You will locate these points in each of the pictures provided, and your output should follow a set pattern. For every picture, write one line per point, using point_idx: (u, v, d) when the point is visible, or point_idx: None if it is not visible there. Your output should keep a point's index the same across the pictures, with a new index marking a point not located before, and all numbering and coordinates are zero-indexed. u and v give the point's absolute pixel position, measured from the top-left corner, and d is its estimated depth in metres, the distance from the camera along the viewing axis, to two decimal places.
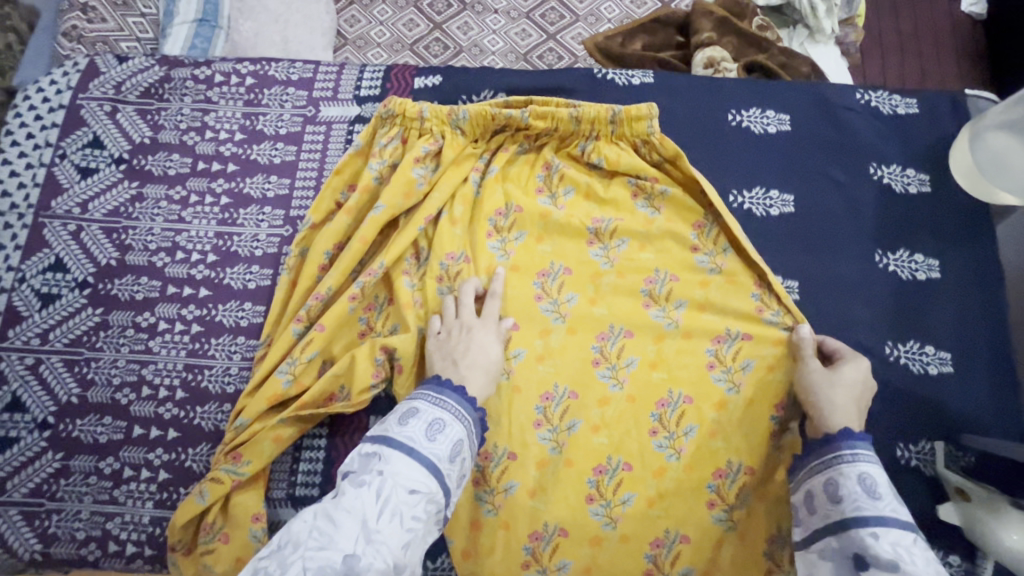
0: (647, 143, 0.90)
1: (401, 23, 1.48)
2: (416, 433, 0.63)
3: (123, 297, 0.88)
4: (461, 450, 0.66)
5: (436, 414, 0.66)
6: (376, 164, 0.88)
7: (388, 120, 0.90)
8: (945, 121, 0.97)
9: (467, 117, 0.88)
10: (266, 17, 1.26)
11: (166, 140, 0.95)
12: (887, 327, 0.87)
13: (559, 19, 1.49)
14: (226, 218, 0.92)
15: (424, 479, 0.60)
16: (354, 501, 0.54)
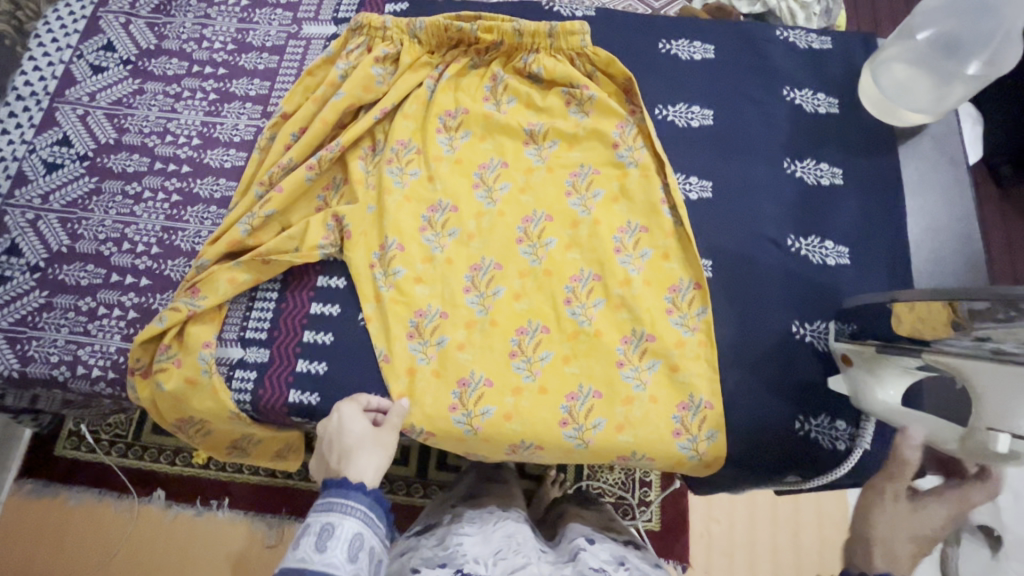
0: (581, 56, 1.03)
1: None
2: (305, 553, 0.63)
3: (117, 169, 1.01)
4: (364, 542, 0.67)
5: (335, 517, 0.66)
6: (342, 65, 1.01)
7: (356, 31, 1.04)
8: (858, 56, 1.08)
9: (424, 26, 1.02)
10: None
11: (168, 47, 1.10)
12: (790, 223, 0.96)
13: None
14: (212, 110, 1.05)
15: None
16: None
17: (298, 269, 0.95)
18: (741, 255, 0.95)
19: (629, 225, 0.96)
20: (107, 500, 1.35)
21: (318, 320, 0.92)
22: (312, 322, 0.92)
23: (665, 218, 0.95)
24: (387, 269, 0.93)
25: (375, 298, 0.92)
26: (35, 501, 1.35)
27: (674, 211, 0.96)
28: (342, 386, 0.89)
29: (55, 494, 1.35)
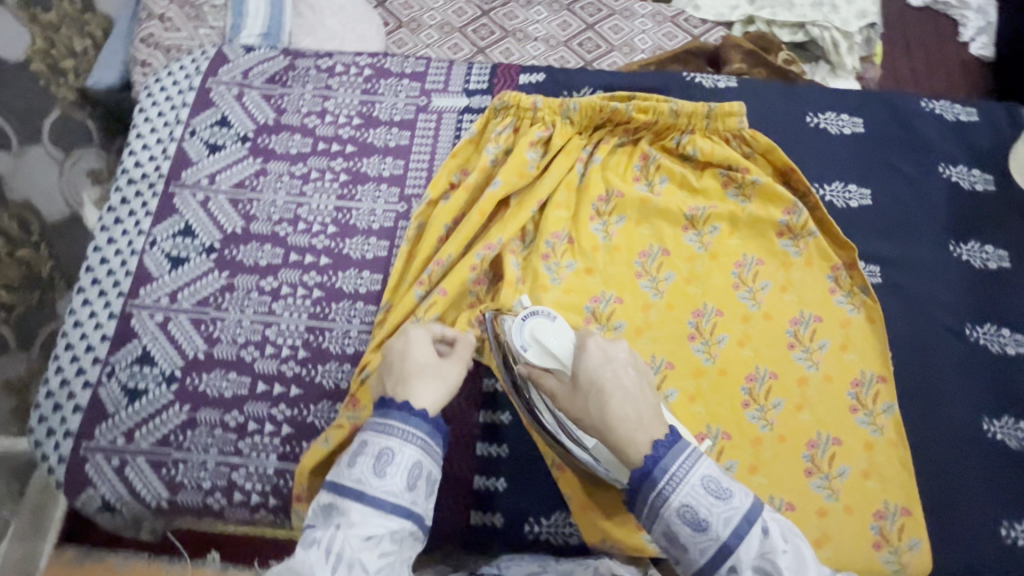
0: (737, 138, 0.99)
1: (446, 46, 1.54)
2: (364, 475, 0.60)
3: (248, 262, 0.93)
4: (422, 472, 0.63)
5: (394, 443, 0.62)
6: (492, 149, 0.96)
7: (501, 110, 0.99)
8: (1005, 129, 1.06)
9: (578, 107, 0.98)
10: (324, 35, 1.35)
11: (289, 122, 1.02)
12: (965, 310, 0.94)
13: (596, 48, 1.51)
14: (345, 194, 0.98)
15: (381, 523, 0.58)
16: (303, 565, 0.54)
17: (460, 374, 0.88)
18: (919, 346, 0.92)
19: (803, 316, 0.92)
20: (158, 564, 1.13)
21: (489, 428, 0.86)
22: (483, 432, 0.86)
23: (843, 310, 0.92)
24: None
25: None
26: (77, 568, 1.12)
27: (847, 300, 0.93)
28: (522, 504, 0.82)
29: (99, 560, 1.13)
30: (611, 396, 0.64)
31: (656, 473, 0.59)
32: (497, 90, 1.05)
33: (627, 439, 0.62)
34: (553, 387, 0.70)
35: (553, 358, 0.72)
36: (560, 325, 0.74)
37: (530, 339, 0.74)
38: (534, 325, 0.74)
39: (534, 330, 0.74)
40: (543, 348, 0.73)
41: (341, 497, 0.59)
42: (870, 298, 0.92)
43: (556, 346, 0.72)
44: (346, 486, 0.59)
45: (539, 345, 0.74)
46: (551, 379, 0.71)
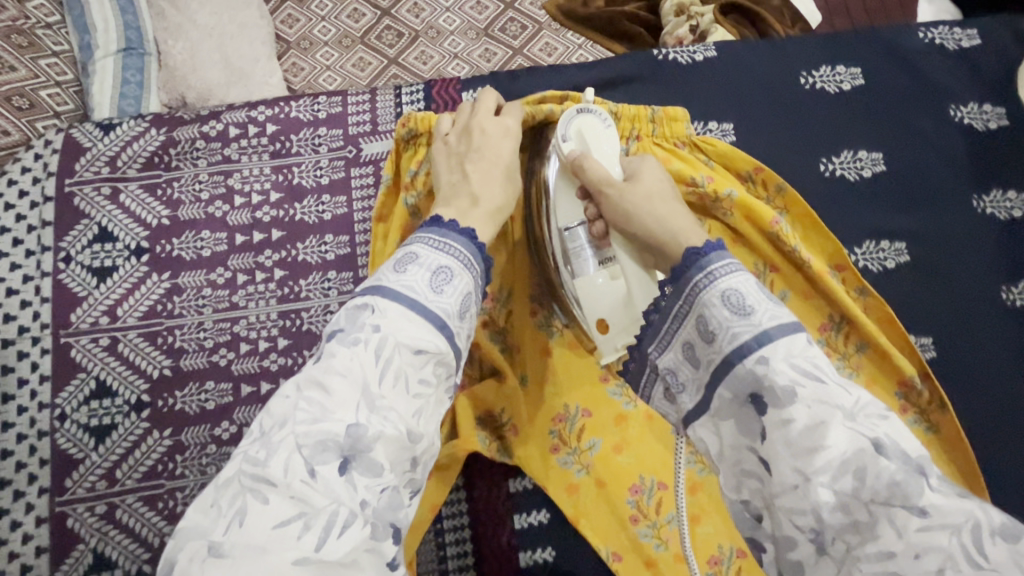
0: (688, 144, 0.84)
1: (345, 15, 1.36)
2: (418, 282, 0.51)
3: (191, 410, 0.76)
4: (473, 305, 0.55)
5: (449, 266, 0.54)
6: (412, 197, 0.78)
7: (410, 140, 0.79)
8: (1011, 47, 0.94)
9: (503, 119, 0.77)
10: (198, 34, 1.21)
11: (189, 217, 0.80)
12: (1002, 273, 0.85)
13: (521, 30, 1.36)
14: (287, 294, 0.80)
15: (432, 338, 0.49)
16: (348, 362, 0.46)
17: (480, 479, 0.78)
18: (961, 322, 0.84)
19: (832, 320, 0.82)
20: None
21: (527, 533, 0.76)
22: (521, 539, 0.76)
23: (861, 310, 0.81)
24: (580, 445, 0.78)
25: (575, 485, 0.77)
26: None
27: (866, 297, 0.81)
28: None
29: None
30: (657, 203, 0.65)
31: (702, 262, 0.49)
32: None
33: (667, 240, 0.62)
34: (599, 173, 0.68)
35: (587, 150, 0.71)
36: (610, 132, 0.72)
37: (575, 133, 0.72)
38: (584, 122, 0.72)
39: (580, 125, 0.72)
40: (583, 142, 0.71)
41: (384, 293, 0.50)
42: (871, 299, 0.81)
43: (599, 143, 0.71)
44: (394, 291, 0.50)
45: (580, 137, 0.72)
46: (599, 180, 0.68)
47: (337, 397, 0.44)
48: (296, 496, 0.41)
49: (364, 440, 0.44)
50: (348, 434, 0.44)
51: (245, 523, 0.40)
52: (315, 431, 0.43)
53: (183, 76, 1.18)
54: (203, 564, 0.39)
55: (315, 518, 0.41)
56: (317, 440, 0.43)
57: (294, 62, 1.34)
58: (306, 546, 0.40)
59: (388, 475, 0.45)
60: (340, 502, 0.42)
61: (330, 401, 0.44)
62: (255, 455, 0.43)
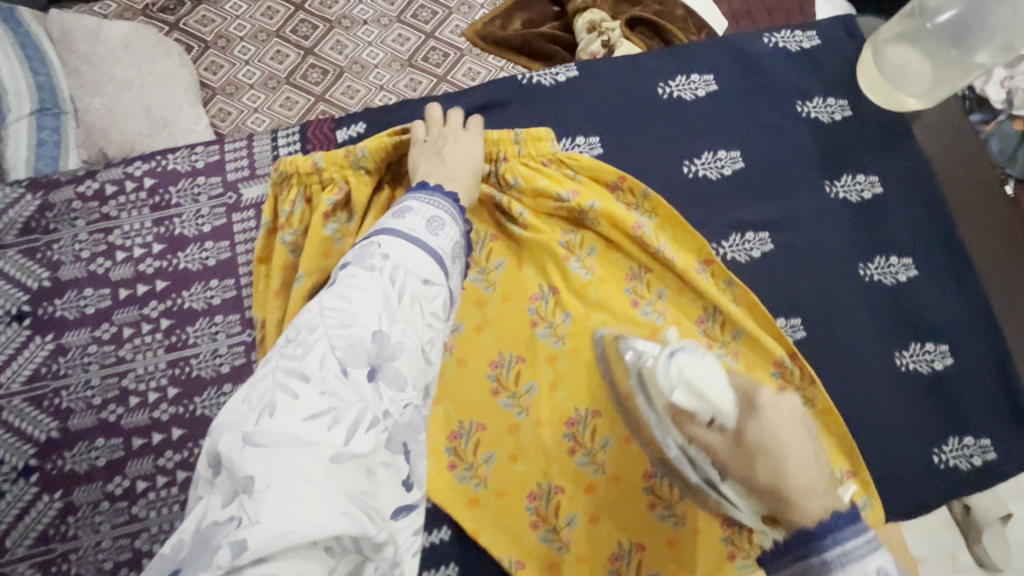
0: (555, 161, 0.89)
1: (269, 57, 1.39)
2: (418, 224, 0.63)
3: (82, 470, 0.76)
4: (461, 252, 0.67)
5: (441, 214, 0.67)
6: (289, 236, 0.83)
7: (284, 184, 0.84)
8: (846, 43, 1.03)
9: (367, 152, 0.83)
10: (116, 88, 1.23)
11: (71, 277, 0.81)
12: (855, 250, 0.93)
13: (444, 57, 1.41)
14: (174, 342, 0.81)
15: (434, 271, 0.60)
16: (369, 281, 0.54)
17: None
18: (825, 302, 0.90)
19: (707, 312, 0.87)
20: None
21: (430, 552, 0.78)
22: (425, 558, 0.78)
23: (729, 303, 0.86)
24: (476, 460, 0.81)
25: (475, 501, 0.79)
26: None
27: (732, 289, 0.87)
28: None
29: None
30: (785, 461, 0.51)
31: (827, 542, 0.50)
32: None
33: (799, 506, 0.51)
34: (706, 440, 0.59)
35: (707, 406, 0.58)
36: (711, 362, 0.61)
37: (677, 377, 0.62)
38: (681, 363, 0.62)
39: (682, 368, 0.62)
40: (688, 388, 0.60)
41: (389, 234, 0.60)
42: (736, 288, 0.86)
43: (705, 381, 0.59)
44: (399, 232, 0.61)
45: (683, 383, 0.61)
46: (705, 430, 0.59)
47: (361, 302, 0.52)
48: (328, 390, 0.47)
49: (388, 348, 0.52)
50: (374, 340, 0.51)
51: (278, 414, 0.45)
52: (346, 335, 0.50)
53: (102, 130, 1.21)
54: (242, 451, 0.44)
55: (346, 413, 0.47)
56: (349, 342, 0.50)
57: (221, 108, 1.35)
58: (336, 439, 0.45)
59: (410, 391, 0.52)
60: (368, 402, 0.48)
61: (355, 309, 0.52)
62: (292, 353, 0.49)
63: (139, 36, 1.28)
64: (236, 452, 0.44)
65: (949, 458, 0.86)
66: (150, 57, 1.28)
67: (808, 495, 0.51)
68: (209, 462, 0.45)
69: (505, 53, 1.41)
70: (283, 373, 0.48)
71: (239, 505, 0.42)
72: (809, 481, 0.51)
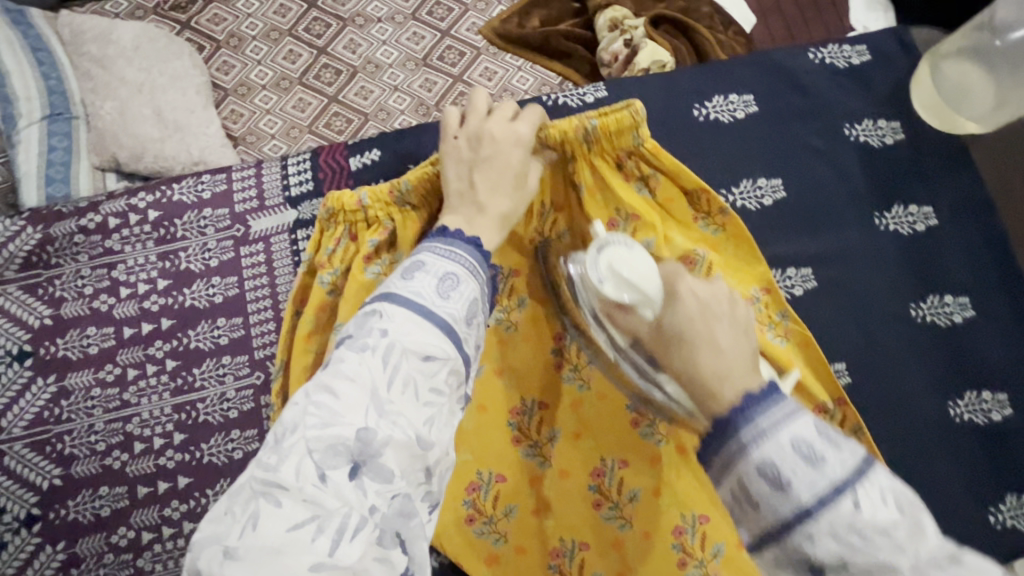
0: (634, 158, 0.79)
1: (281, 57, 1.34)
2: (425, 287, 0.53)
3: (85, 520, 0.72)
4: (479, 311, 0.57)
5: (457, 271, 0.57)
6: (329, 276, 0.75)
7: (330, 219, 0.76)
8: (899, 59, 0.94)
9: (412, 186, 0.74)
10: (127, 91, 1.17)
11: (73, 315, 0.78)
12: (906, 288, 0.86)
13: (459, 57, 1.34)
14: (180, 385, 0.77)
15: (441, 344, 0.51)
16: (356, 367, 0.47)
17: None
18: (870, 346, 0.84)
19: None
20: None
21: None
22: None
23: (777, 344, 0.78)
24: (496, 514, 0.77)
25: (495, 557, 0.76)
26: None
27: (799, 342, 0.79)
28: None
29: None
30: (702, 344, 0.51)
31: (741, 423, 0.43)
32: (328, 189, 0.83)
33: (710, 392, 0.48)
34: (632, 329, 0.61)
35: (635, 293, 0.61)
36: (640, 253, 0.64)
37: (607, 272, 0.64)
38: (612, 257, 0.64)
39: (610, 262, 0.64)
40: (620, 279, 0.63)
41: (392, 299, 0.52)
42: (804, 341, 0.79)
43: (628, 263, 0.63)
44: (404, 297, 0.52)
45: (614, 275, 0.63)
46: (633, 315, 0.61)
47: (346, 397, 0.46)
48: (308, 499, 0.42)
49: (374, 446, 0.45)
50: (358, 439, 0.45)
51: (259, 525, 0.40)
52: (326, 436, 0.44)
53: (114, 135, 1.14)
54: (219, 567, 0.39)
55: (329, 520, 0.42)
56: (329, 443, 0.44)
57: (233, 110, 1.31)
58: (320, 551, 0.40)
59: (399, 482, 0.45)
60: (352, 505, 0.43)
61: (340, 406, 0.45)
62: (268, 460, 0.44)
63: (149, 38, 1.22)
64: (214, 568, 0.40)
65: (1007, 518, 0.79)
66: (161, 59, 1.21)
67: (724, 377, 0.48)
68: None
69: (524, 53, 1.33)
70: (260, 484, 0.42)
71: None
72: (723, 359, 0.49)
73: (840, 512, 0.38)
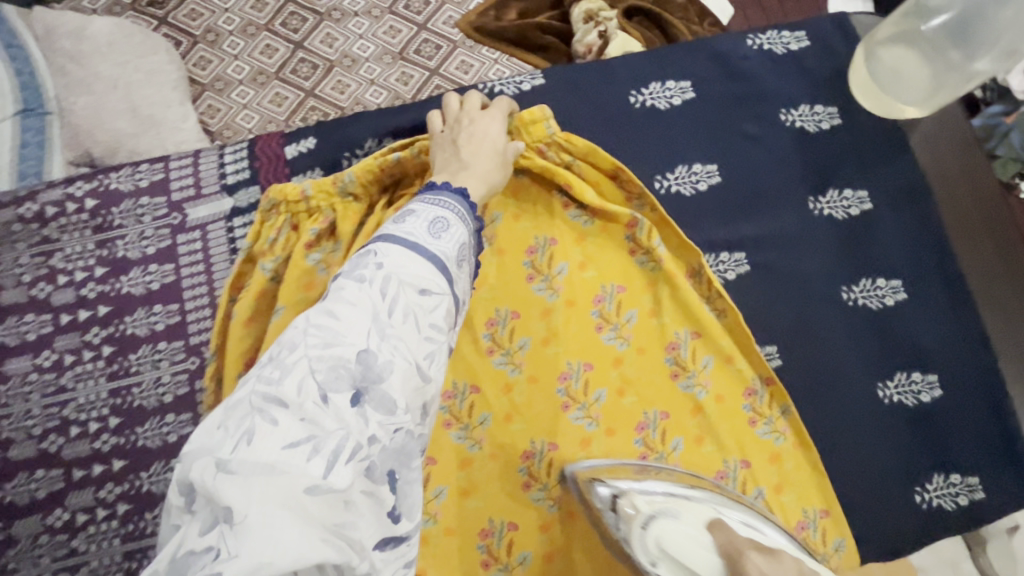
0: (553, 146, 0.85)
1: (258, 51, 1.32)
2: (417, 228, 0.54)
3: (22, 501, 0.74)
4: (467, 255, 0.58)
5: (448, 217, 0.58)
6: (270, 263, 0.78)
7: (271, 210, 0.80)
8: (838, 44, 0.95)
9: (355, 177, 0.79)
10: (103, 86, 1.17)
11: (12, 302, 0.79)
12: (838, 271, 0.87)
13: (435, 50, 1.33)
14: (116, 371, 0.78)
15: (435, 280, 0.51)
16: (358, 293, 0.47)
17: None
18: (803, 329, 0.85)
19: (679, 338, 0.82)
20: None
21: None
22: None
23: (710, 318, 0.82)
24: (427, 497, 0.76)
25: (422, 538, 0.75)
26: None
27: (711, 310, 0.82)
28: None
29: None
30: None
31: None
32: (264, 177, 0.84)
33: None
34: None
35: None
36: None
37: None
38: None
39: None
40: None
41: (388, 239, 0.52)
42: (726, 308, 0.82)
43: None
44: (398, 236, 0.53)
45: None
46: None
47: (348, 320, 0.45)
48: (306, 418, 0.40)
49: (375, 369, 0.44)
50: (359, 360, 0.44)
51: (256, 441, 0.38)
52: (327, 356, 0.43)
53: (88, 130, 1.14)
54: (215, 480, 0.37)
55: (326, 441, 0.40)
56: (331, 364, 0.43)
57: (211, 104, 1.30)
58: (315, 472, 0.39)
59: (402, 414, 0.45)
60: (350, 429, 0.41)
61: (342, 327, 0.44)
62: (269, 375, 0.42)
63: (124, 33, 1.22)
64: (208, 480, 0.37)
65: (932, 496, 0.81)
66: (136, 53, 1.21)
67: None
68: (178, 493, 0.38)
69: (499, 45, 1.33)
70: (262, 401, 0.40)
71: (214, 546, 0.35)
72: None
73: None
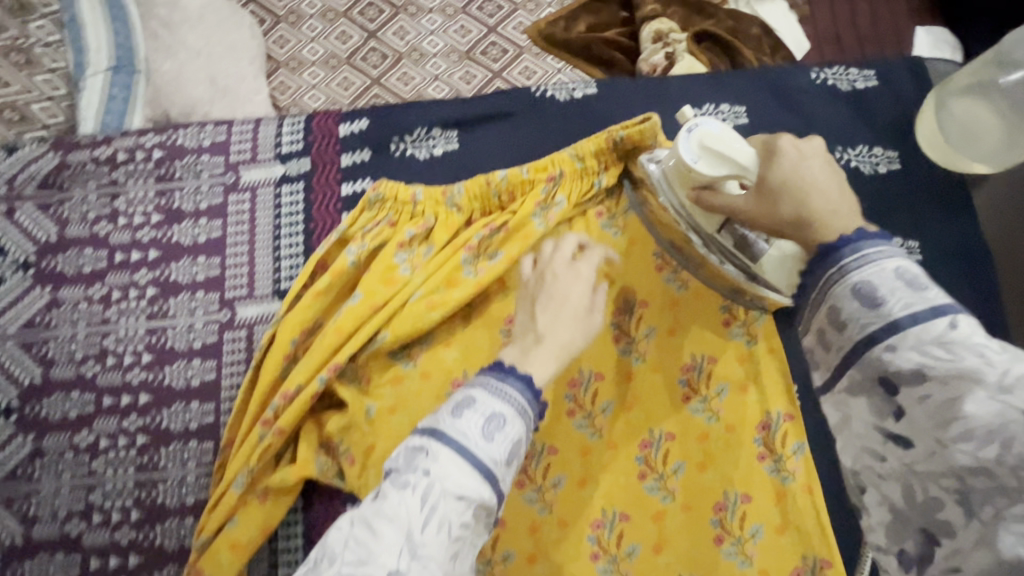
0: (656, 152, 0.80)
1: (334, 36, 1.36)
2: (471, 429, 0.47)
3: (55, 417, 0.80)
4: (521, 452, 0.50)
5: (505, 410, 0.50)
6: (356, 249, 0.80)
7: (375, 202, 0.83)
8: (907, 87, 0.92)
9: (463, 192, 0.82)
10: (186, 56, 1.23)
11: (75, 235, 0.86)
12: None
13: (502, 53, 1.35)
14: (155, 312, 0.84)
15: (478, 488, 0.45)
16: (396, 507, 0.43)
17: (321, 504, 0.77)
18: None
19: (694, 361, 0.80)
20: None
21: None
22: None
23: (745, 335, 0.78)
24: None
25: None
26: None
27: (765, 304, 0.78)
28: None
29: None
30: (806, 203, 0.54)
31: (847, 250, 0.46)
32: (316, 149, 0.89)
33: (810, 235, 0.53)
34: (729, 204, 0.63)
35: (730, 166, 0.63)
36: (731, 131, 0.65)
37: (699, 149, 0.65)
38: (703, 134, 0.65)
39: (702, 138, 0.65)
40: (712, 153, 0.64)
41: (440, 437, 0.46)
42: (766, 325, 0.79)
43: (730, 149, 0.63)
44: (449, 434, 0.46)
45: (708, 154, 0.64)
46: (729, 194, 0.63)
47: (384, 536, 0.42)
48: None
49: None
50: None
51: None
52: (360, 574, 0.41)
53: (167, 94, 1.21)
54: None
55: None
56: None
57: (283, 81, 1.34)
58: None
59: None
60: None
61: (378, 544, 0.42)
62: None
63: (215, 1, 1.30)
64: None
65: None
66: (221, 29, 1.27)
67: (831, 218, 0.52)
68: None
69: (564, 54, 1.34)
70: None
71: None
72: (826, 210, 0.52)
73: (929, 328, 0.40)
